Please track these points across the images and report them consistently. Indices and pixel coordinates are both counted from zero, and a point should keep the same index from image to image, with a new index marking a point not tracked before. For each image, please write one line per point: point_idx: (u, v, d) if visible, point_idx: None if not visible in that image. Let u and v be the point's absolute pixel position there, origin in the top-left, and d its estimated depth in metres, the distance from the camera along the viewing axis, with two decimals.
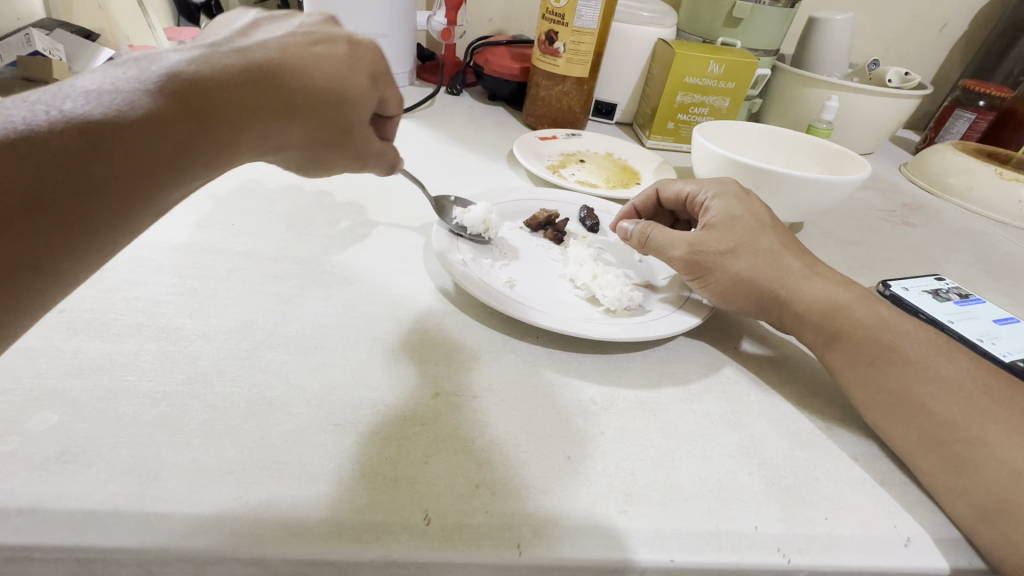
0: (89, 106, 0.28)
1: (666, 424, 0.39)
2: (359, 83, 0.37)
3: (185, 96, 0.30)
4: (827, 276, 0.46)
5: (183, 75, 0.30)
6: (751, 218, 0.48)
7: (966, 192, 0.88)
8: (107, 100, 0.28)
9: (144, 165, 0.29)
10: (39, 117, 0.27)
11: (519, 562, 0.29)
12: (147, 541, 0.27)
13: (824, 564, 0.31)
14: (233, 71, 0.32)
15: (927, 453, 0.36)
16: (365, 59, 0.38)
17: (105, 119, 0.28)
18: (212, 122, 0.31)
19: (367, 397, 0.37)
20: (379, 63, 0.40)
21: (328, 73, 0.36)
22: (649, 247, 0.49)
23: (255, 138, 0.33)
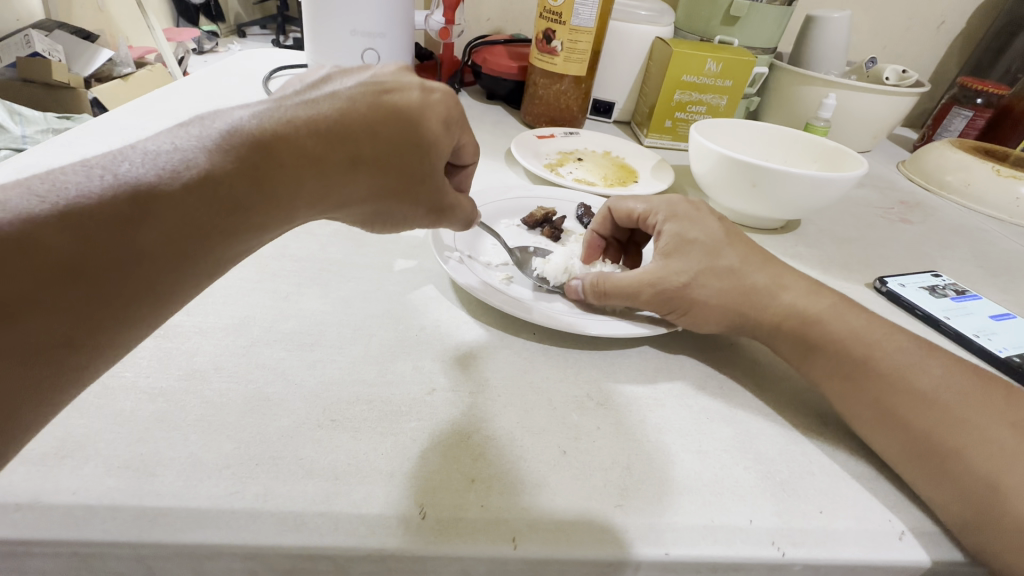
0: (141, 168, 0.28)
1: (662, 419, 0.39)
2: (433, 128, 0.38)
3: (246, 155, 0.30)
4: (793, 285, 0.44)
5: (245, 134, 0.31)
6: (704, 237, 0.46)
7: (964, 189, 0.88)
8: (162, 163, 0.29)
9: (193, 227, 0.28)
10: (92, 180, 0.27)
11: (515, 556, 0.29)
12: (144, 535, 0.27)
13: (819, 558, 0.31)
14: (296, 128, 0.32)
15: (922, 447, 0.36)
16: (438, 104, 0.39)
17: (157, 181, 0.28)
18: (278, 178, 0.31)
19: (365, 393, 0.37)
20: (451, 109, 0.40)
21: (398, 119, 0.36)
22: (607, 296, 0.45)
23: (314, 194, 0.33)
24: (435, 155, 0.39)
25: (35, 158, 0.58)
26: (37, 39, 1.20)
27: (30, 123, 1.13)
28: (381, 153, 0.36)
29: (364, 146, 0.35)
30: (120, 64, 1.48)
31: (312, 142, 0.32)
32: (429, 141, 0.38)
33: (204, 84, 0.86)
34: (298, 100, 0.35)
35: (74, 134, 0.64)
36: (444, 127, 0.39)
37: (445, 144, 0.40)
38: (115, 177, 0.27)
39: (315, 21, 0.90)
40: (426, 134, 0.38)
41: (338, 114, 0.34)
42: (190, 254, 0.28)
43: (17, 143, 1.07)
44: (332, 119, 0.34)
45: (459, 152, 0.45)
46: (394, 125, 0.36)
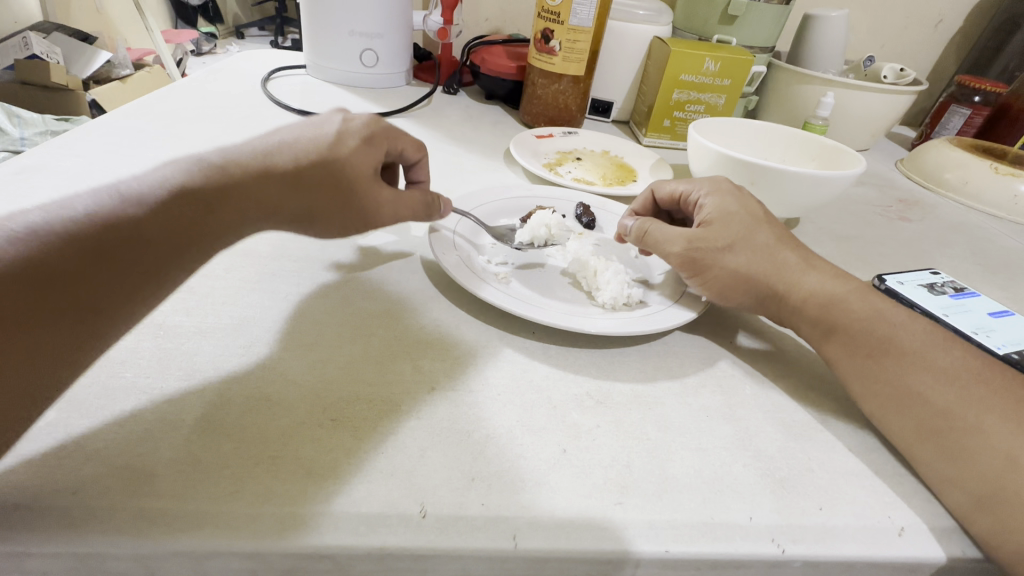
0: (130, 184, 0.32)
1: (661, 417, 0.39)
2: (351, 144, 0.40)
3: (209, 172, 0.35)
4: (808, 277, 0.45)
5: (209, 159, 0.36)
6: (746, 213, 0.48)
7: (962, 187, 0.88)
8: (145, 181, 0.33)
9: (174, 227, 0.32)
10: (88, 198, 0.31)
11: (516, 553, 0.29)
12: (145, 535, 0.27)
13: (819, 554, 0.31)
14: (246, 154, 0.37)
15: (922, 443, 0.36)
16: (359, 127, 0.42)
17: (142, 192, 0.32)
18: (228, 193, 0.34)
19: (365, 393, 0.37)
20: (374, 127, 0.43)
21: (321, 140, 0.39)
22: (647, 242, 0.48)
23: (263, 200, 0.36)
24: (363, 163, 0.40)
25: (35, 160, 0.58)
26: (36, 42, 1.22)
27: (28, 125, 1.13)
28: (315, 164, 0.38)
29: (293, 163, 0.37)
30: (120, 66, 1.50)
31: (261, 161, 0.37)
32: (351, 155, 0.40)
33: (203, 85, 0.86)
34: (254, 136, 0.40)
35: (74, 136, 0.64)
36: (367, 142, 0.41)
37: (375, 155, 0.42)
38: (105, 194, 0.32)
39: (313, 22, 0.90)
40: (348, 149, 0.40)
41: (276, 141, 0.39)
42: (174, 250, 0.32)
43: (16, 146, 1.08)
44: (276, 145, 0.38)
45: (404, 154, 0.48)
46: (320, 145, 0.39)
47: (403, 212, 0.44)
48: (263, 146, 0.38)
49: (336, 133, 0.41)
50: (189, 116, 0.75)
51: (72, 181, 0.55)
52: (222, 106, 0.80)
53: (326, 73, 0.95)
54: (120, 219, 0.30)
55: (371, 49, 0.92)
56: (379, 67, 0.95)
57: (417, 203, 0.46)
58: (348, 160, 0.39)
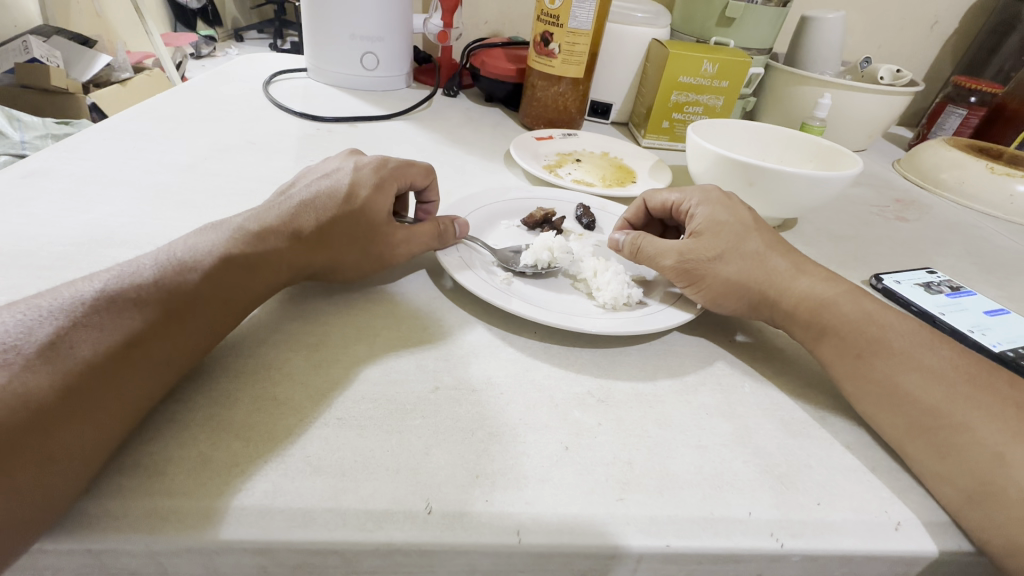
0: (186, 253, 0.38)
1: (661, 415, 0.39)
2: (365, 192, 0.47)
3: (248, 241, 0.41)
4: (801, 279, 0.46)
5: (244, 228, 0.42)
6: (736, 222, 0.49)
7: (959, 186, 0.89)
8: (198, 249, 0.39)
9: (231, 288, 0.39)
10: (154, 266, 0.37)
11: (519, 548, 0.30)
12: (156, 531, 0.28)
13: (816, 549, 0.32)
14: (275, 219, 0.44)
15: (916, 439, 0.37)
16: (369, 173, 0.49)
17: (200, 259, 0.38)
18: (266, 255, 0.41)
19: (368, 392, 0.38)
20: (382, 170, 0.49)
21: (337, 197, 0.46)
22: (640, 257, 0.50)
23: (297, 256, 0.43)
24: (375, 210, 0.47)
25: (41, 164, 0.59)
26: (37, 46, 1.23)
27: (29, 129, 1.14)
28: (334, 221, 0.45)
29: (317, 220, 0.45)
30: (120, 70, 1.51)
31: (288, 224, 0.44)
32: (364, 205, 0.46)
33: (206, 89, 0.87)
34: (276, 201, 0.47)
35: (79, 139, 0.65)
36: (378, 190, 0.48)
37: (384, 199, 0.48)
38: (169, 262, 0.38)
39: (314, 26, 0.90)
40: (361, 200, 0.47)
41: (297, 202, 0.46)
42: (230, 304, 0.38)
43: (18, 149, 1.09)
44: (299, 206, 0.45)
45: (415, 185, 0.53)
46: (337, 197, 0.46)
47: (414, 246, 0.48)
48: (286, 209, 0.45)
49: (350, 182, 0.47)
50: (192, 119, 0.76)
51: (79, 185, 0.56)
52: (225, 109, 0.81)
53: (327, 76, 0.96)
54: (180, 285, 0.36)
55: (372, 53, 0.93)
56: (379, 70, 0.95)
57: (429, 235, 0.49)
58: (364, 207, 0.46)
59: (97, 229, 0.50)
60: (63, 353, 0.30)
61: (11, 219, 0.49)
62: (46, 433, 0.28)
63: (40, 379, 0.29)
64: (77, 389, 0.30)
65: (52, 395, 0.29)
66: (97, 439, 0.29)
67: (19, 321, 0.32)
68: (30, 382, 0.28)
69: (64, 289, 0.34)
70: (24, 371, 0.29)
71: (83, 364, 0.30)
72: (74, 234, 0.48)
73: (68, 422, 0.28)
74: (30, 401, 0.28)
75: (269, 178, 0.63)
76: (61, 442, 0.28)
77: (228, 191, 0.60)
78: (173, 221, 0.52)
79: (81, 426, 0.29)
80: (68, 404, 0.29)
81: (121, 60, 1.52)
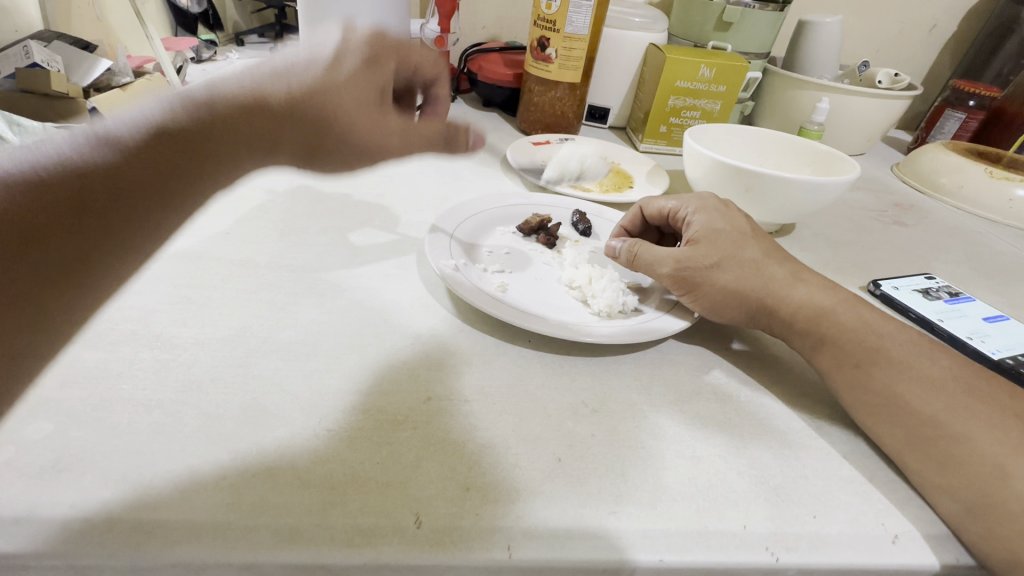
0: (115, 124, 0.33)
1: (656, 426, 0.39)
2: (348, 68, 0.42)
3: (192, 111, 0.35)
4: (799, 287, 0.45)
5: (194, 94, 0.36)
6: (732, 229, 0.49)
7: (958, 191, 0.88)
8: (130, 118, 0.34)
9: (162, 167, 0.34)
10: (76, 140, 0.33)
11: (509, 563, 0.29)
12: (141, 547, 0.27)
13: (812, 563, 0.31)
14: (233, 84, 0.38)
15: (915, 450, 0.37)
16: (356, 59, 0.43)
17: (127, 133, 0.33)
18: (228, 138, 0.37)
19: (360, 403, 0.37)
20: (374, 42, 0.44)
21: (316, 63, 0.41)
22: (637, 264, 0.49)
23: (253, 141, 0.38)
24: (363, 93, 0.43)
25: None
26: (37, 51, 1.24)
27: None
28: (309, 96, 0.40)
29: (291, 92, 0.40)
30: None
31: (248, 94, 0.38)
32: (351, 78, 0.42)
33: None
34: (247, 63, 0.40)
35: None
36: (369, 67, 0.43)
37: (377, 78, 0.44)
38: (95, 134, 0.33)
39: (311, 31, 0.90)
40: (347, 73, 0.42)
41: (268, 70, 0.40)
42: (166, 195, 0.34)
43: None
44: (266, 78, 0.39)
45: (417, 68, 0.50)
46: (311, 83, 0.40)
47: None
48: (249, 76, 0.39)
49: (330, 60, 0.42)
50: None
51: None
52: None
53: None
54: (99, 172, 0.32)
55: None
56: None
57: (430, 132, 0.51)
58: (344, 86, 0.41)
59: None
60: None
61: None
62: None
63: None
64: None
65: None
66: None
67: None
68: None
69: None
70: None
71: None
72: None
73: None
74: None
75: (264, 184, 0.63)
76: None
77: (223, 198, 0.59)
78: None
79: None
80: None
81: None
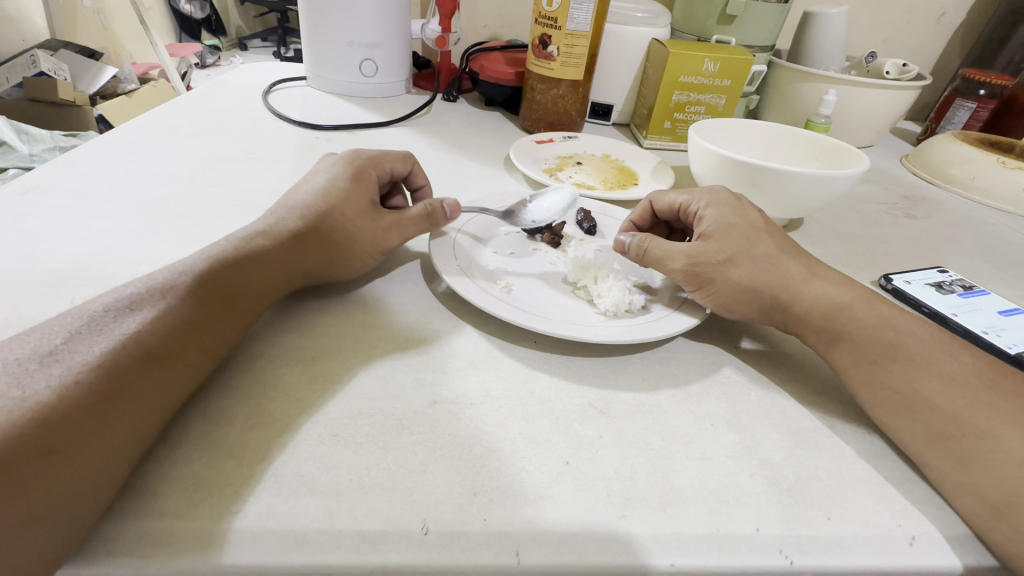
0: (144, 286, 0.37)
1: (666, 427, 0.38)
2: (343, 186, 0.50)
3: (215, 260, 0.40)
4: (819, 281, 0.45)
5: (224, 252, 0.41)
6: (745, 224, 0.48)
7: (970, 181, 0.87)
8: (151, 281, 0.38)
9: (201, 310, 0.37)
10: (120, 310, 0.35)
11: (518, 569, 0.29)
12: (146, 556, 0.27)
13: (827, 565, 0.31)
14: (259, 236, 0.44)
15: (934, 448, 0.36)
16: (343, 174, 0.52)
17: (158, 286, 0.37)
18: (257, 255, 0.42)
19: (366, 407, 0.37)
20: (356, 167, 0.53)
21: (316, 193, 0.49)
22: (648, 260, 0.48)
23: (273, 279, 0.42)
24: (357, 197, 0.50)
25: (40, 179, 0.59)
26: (43, 60, 1.36)
27: (36, 141, 1.22)
28: (320, 215, 0.47)
29: (303, 218, 0.47)
30: (125, 80, 1.65)
31: (268, 238, 0.44)
32: (346, 196, 0.50)
33: (207, 99, 0.87)
34: (264, 224, 0.46)
35: (77, 152, 0.65)
36: (356, 180, 0.52)
37: (365, 189, 0.52)
38: (137, 294, 0.36)
39: (313, 34, 0.90)
40: (342, 191, 0.50)
41: (282, 212, 0.48)
42: (199, 342, 0.35)
43: (25, 161, 1.17)
44: (289, 220, 0.46)
45: (394, 171, 0.57)
46: (322, 206, 0.48)
47: (406, 231, 0.50)
48: (265, 224, 0.46)
49: (327, 184, 0.50)
50: (191, 130, 0.76)
51: (77, 200, 0.56)
52: (224, 119, 0.81)
53: (326, 83, 0.96)
54: (183, 289, 0.37)
55: (370, 59, 0.92)
56: (378, 77, 0.95)
57: (416, 219, 0.51)
58: (342, 199, 0.49)
59: (94, 244, 0.50)
60: (62, 365, 0.30)
61: (9, 235, 0.49)
62: (14, 479, 0.25)
63: (41, 389, 0.28)
64: (94, 391, 0.30)
65: (54, 409, 0.28)
66: (71, 483, 0.26)
67: (4, 360, 0.30)
68: (28, 391, 0.28)
69: (74, 310, 0.35)
70: (21, 384, 0.28)
71: (98, 362, 0.31)
72: (72, 250, 0.48)
73: (84, 423, 0.28)
74: (29, 412, 0.27)
75: (269, 189, 0.63)
76: (70, 438, 0.27)
77: (226, 202, 0.60)
78: (169, 234, 0.52)
79: (91, 427, 0.28)
80: (87, 410, 0.29)
81: (126, 71, 1.68)
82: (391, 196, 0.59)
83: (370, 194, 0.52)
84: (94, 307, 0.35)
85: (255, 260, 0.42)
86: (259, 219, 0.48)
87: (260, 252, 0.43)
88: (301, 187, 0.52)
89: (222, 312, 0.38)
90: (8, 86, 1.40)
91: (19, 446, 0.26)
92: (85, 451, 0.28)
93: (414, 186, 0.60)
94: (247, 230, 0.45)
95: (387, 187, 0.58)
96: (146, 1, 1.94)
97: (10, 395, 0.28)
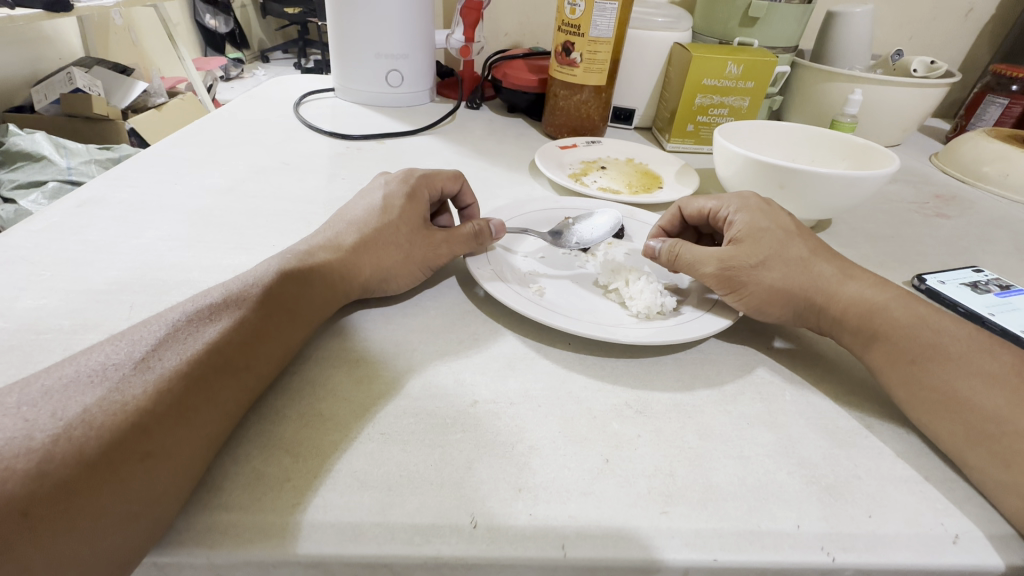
0: (213, 298, 0.39)
1: (701, 427, 0.39)
2: (398, 204, 0.53)
3: (278, 274, 0.42)
4: (856, 280, 0.45)
5: (283, 266, 0.43)
6: (777, 228, 0.48)
7: (1003, 179, 0.85)
8: (219, 293, 0.39)
9: (266, 322, 0.38)
10: (194, 322, 0.36)
11: (565, 562, 0.30)
12: (215, 545, 0.29)
13: (870, 563, 0.31)
14: (319, 250, 0.46)
15: (975, 447, 0.36)
16: (398, 192, 0.54)
17: (227, 298, 0.39)
18: (320, 269, 0.44)
19: (411, 406, 0.38)
20: (411, 185, 0.55)
21: (374, 211, 0.52)
22: (679, 263, 0.49)
23: (330, 291, 0.44)
24: (410, 215, 0.52)
25: (93, 193, 0.62)
26: (79, 76, 1.47)
27: (74, 154, 1.29)
28: (375, 232, 0.50)
29: (360, 233, 0.49)
30: (155, 94, 1.74)
31: (328, 254, 0.46)
32: (400, 214, 0.52)
33: (241, 113, 0.90)
34: (322, 240, 0.48)
35: (126, 167, 0.68)
36: (411, 198, 0.54)
37: (417, 207, 0.53)
38: (207, 305, 0.38)
39: (340, 48, 0.93)
40: (397, 210, 0.52)
41: (339, 227, 0.50)
42: (263, 355, 0.37)
43: (64, 174, 1.23)
44: (344, 237, 0.49)
45: (446, 190, 0.57)
46: (376, 224, 0.50)
47: (455, 248, 0.51)
48: (323, 239, 0.48)
49: (384, 202, 0.53)
50: (229, 142, 0.79)
51: (128, 211, 0.59)
52: (260, 131, 0.84)
53: (353, 95, 0.99)
54: (251, 301, 0.39)
55: (396, 70, 0.95)
56: (403, 86, 0.98)
57: (465, 237, 0.52)
58: (398, 218, 0.51)
59: (146, 253, 0.52)
60: (153, 371, 0.32)
61: (69, 246, 0.52)
62: (116, 478, 0.27)
63: (137, 394, 0.31)
64: (180, 397, 0.32)
65: (147, 414, 0.30)
66: (157, 482, 0.28)
67: (101, 365, 0.32)
68: (125, 396, 0.30)
69: (157, 318, 0.37)
70: (119, 388, 0.31)
71: (180, 370, 0.33)
72: (125, 259, 0.51)
73: (173, 428, 0.30)
74: (126, 417, 0.29)
75: (304, 197, 0.66)
76: (162, 442, 0.29)
77: (265, 211, 0.62)
78: (215, 243, 0.55)
79: (179, 431, 0.30)
80: (172, 415, 0.31)
81: (156, 85, 1.76)
82: (439, 214, 0.60)
83: (423, 212, 0.54)
84: (172, 316, 0.37)
85: (315, 274, 0.44)
86: (316, 234, 0.50)
87: (320, 266, 0.45)
88: (357, 203, 0.54)
89: (289, 322, 0.40)
90: (48, 104, 1.48)
91: (117, 449, 0.28)
92: (173, 453, 0.30)
93: (462, 205, 0.60)
94: (304, 244, 0.47)
95: (437, 204, 0.60)
96: (173, 18, 2.03)
97: (110, 399, 0.30)
